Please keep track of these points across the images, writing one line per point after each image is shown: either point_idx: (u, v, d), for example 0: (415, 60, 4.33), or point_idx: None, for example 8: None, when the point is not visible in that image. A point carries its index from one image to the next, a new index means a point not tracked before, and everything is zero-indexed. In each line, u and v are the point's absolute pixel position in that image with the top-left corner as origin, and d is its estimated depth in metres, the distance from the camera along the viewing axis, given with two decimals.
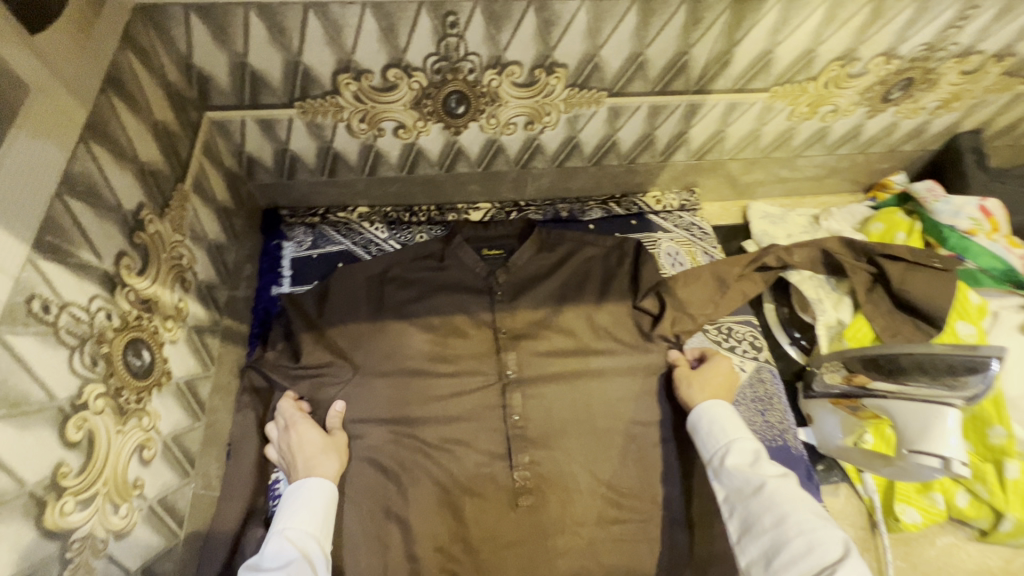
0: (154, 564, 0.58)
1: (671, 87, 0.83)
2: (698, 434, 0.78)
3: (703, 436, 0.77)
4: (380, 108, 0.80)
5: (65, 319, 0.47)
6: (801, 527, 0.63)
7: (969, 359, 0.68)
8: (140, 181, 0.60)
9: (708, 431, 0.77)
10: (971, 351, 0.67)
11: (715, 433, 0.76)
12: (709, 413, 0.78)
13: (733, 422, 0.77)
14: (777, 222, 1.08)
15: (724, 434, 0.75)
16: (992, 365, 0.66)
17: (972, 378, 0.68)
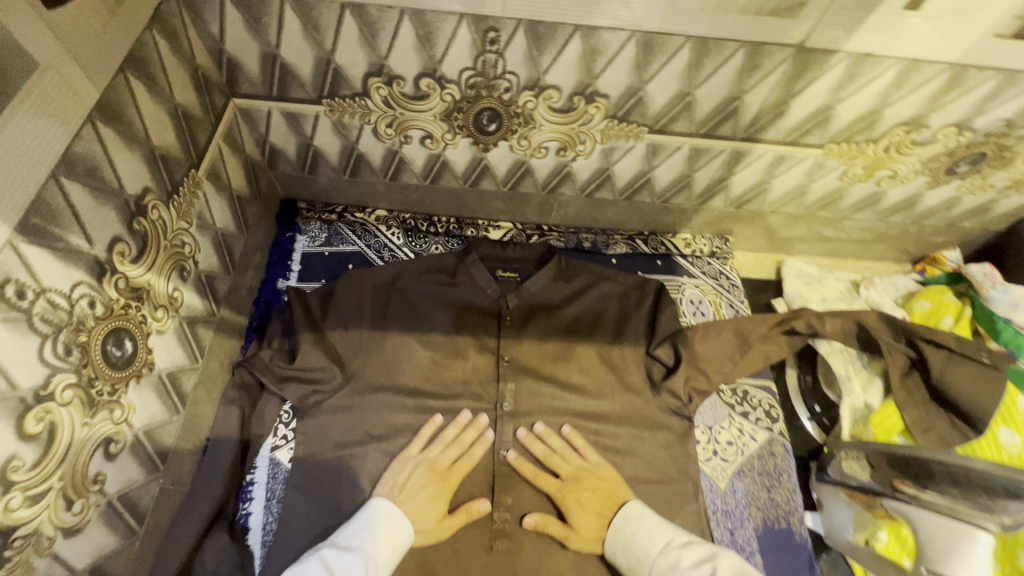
0: (105, 563, 0.56)
1: (717, 131, 0.78)
2: (624, 567, 0.72)
3: (630, 569, 0.71)
4: (408, 116, 0.77)
5: (42, 306, 0.45)
6: None
7: (1008, 482, 0.61)
8: (148, 166, 0.58)
9: (632, 559, 0.71)
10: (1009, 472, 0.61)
11: (637, 556, 0.71)
12: (620, 533, 0.73)
13: (646, 533, 0.72)
14: (812, 283, 1.01)
15: (643, 553, 0.70)
16: None
17: (1012, 504, 0.61)
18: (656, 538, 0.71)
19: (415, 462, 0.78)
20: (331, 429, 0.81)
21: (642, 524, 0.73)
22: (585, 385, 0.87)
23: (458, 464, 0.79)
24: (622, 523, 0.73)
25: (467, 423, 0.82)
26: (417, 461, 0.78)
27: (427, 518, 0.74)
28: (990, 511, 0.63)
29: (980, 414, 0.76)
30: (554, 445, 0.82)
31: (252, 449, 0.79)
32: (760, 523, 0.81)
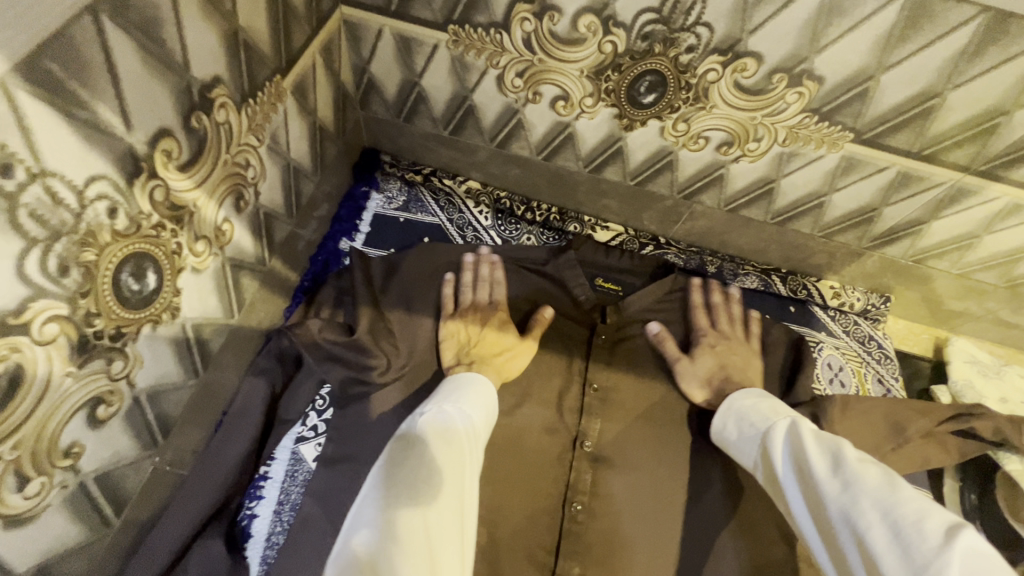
0: (58, 565, 0.41)
1: (947, 155, 0.58)
2: (731, 438, 0.58)
3: (739, 442, 0.57)
4: (547, 65, 0.61)
5: (35, 196, 0.31)
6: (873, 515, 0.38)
7: None
8: (226, 49, 0.43)
9: (742, 428, 0.56)
10: None
11: (749, 427, 0.55)
12: (737, 406, 0.58)
13: (768, 406, 0.56)
14: (988, 375, 0.80)
15: (759, 423, 0.55)
16: None
17: None
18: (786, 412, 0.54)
19: (456, 318, 0.71)
20: (369, 432, 0.64)
21: (769, 405, 0.57)
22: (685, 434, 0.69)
23: (495, 297, 0.73)
24: (746, 394, 0.60)
25: (477, 257, 0.75)
26: (460, 316, 0.71)
27: (508, 349, 0.70)
28: None
29: None
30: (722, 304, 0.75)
31: (276, 436, 0.63)
32: None
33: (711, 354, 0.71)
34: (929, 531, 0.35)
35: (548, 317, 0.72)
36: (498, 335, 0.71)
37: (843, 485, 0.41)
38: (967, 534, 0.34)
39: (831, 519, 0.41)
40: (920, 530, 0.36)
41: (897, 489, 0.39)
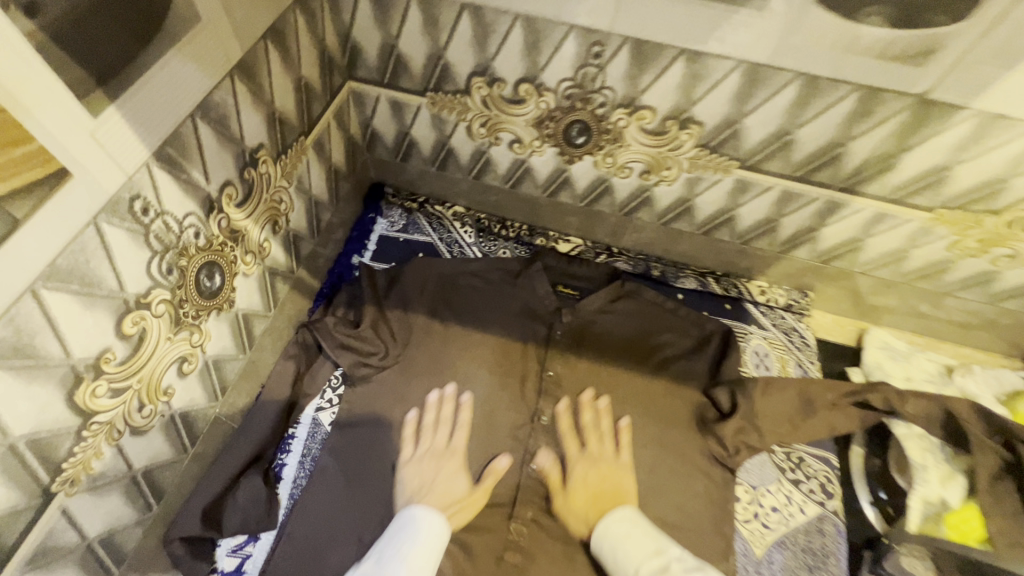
0: (156, 473, 0.61)
1: (814, 176, 0.74)
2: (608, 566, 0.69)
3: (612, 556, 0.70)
4: (502, 118, 0.80)
5: (159, 225, 0.51)
6: None
7: None
8: (266, 124, 0.64)
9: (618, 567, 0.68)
10: None
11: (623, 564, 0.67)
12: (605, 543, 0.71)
13: (637, 542, 0.69)
14: (898, 359, 0.92)
15: (634, 547, 0.69)
16: None
17: None
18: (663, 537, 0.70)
19: (413, 459, 0.78)
20: (374, 403, 0.83)
21: (641, 526, 0.71)
22: (630, 396, 0.87)
23: (454, 441, 0.81)
24: (620, 516, 0.73)
25: (443, 397, 0.84)
26: (416, 457, 0.78)
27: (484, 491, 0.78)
28: None
29: None
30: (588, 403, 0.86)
31: (299, 406, 0.82)
32: None
33: (590, 485, 0.78)
34: None
35: (501, 470, 0.79)
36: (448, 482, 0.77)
37: None
38: None
39: None
40: None
41: None
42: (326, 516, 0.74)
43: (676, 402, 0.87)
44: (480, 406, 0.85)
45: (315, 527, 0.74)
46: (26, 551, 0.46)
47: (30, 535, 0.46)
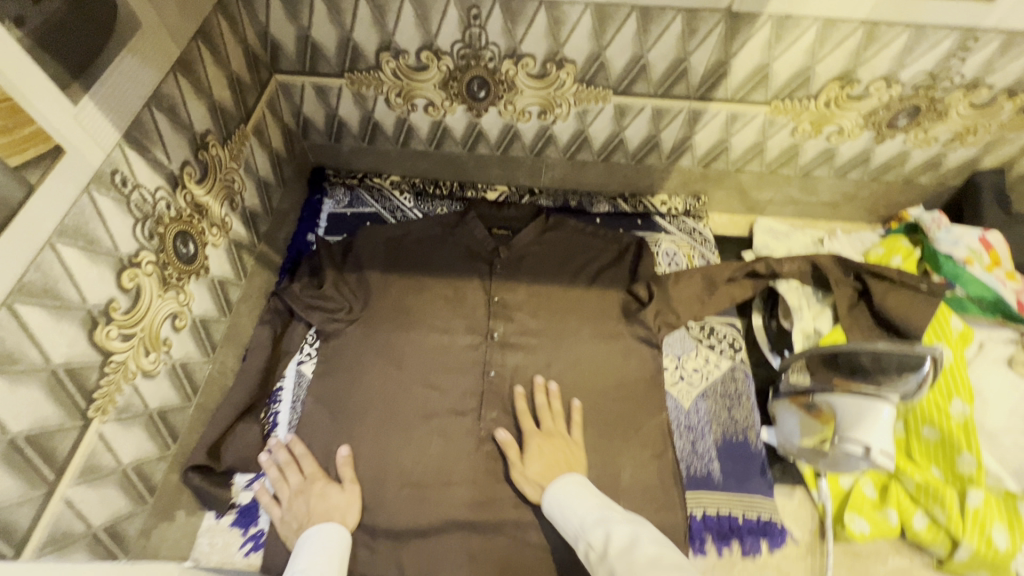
0: (169, 415, 0.72)
1: (673, 91, 0.91)
2: (556, 515, 0.76)
3: (563, 518, 0.75)
4: (413, 85, 0.93)
5: (137, 197, 0.63)
6: (649, 553, 0.64)
7: (907, 357, 0.72)
8: (210, 113, 0.76)
9: (568, 513, 0.74)
10: (910, 350, 0.71)
11: (571, 512, 0.74)
12: (559, 491, 0.77)
13: (585, 496, 0.76)
14: (780, 237, 1.11)
15: (576, 505, 0.74)
16: (926, 364, 0.71)
17: (910, 378, 0.72)
18: (595, 502, 0.75)
19: (287, 509, 0.79)
20: (348, 349, 0.96)
21: (578, 487, 0.77)
22: (566, 305, 1.03)
23: (307, 470, 0.83)
24: (570, 479, 0.79)
25: (275, 446, 0.85)
26: (287, 506, 0.80)
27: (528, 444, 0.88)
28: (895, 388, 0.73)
29: (913, 330, 0.85)
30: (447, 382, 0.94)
31: (283, 361, 0.94)
32: (719, 435, 0.90)
33: (539, 452, 0.84)
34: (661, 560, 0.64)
35: (344, 456, 0.84)
36: (323, 502, 0.80)
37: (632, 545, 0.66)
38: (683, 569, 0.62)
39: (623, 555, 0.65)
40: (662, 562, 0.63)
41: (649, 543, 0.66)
42: (324, 444, 0.88)
43: (603, 303, 1.02)
44: (318, 429, 0.89)
45: (317, 454, 0.87)
46: (79, 464, 0.57)
47: (79, 451, 0.57)
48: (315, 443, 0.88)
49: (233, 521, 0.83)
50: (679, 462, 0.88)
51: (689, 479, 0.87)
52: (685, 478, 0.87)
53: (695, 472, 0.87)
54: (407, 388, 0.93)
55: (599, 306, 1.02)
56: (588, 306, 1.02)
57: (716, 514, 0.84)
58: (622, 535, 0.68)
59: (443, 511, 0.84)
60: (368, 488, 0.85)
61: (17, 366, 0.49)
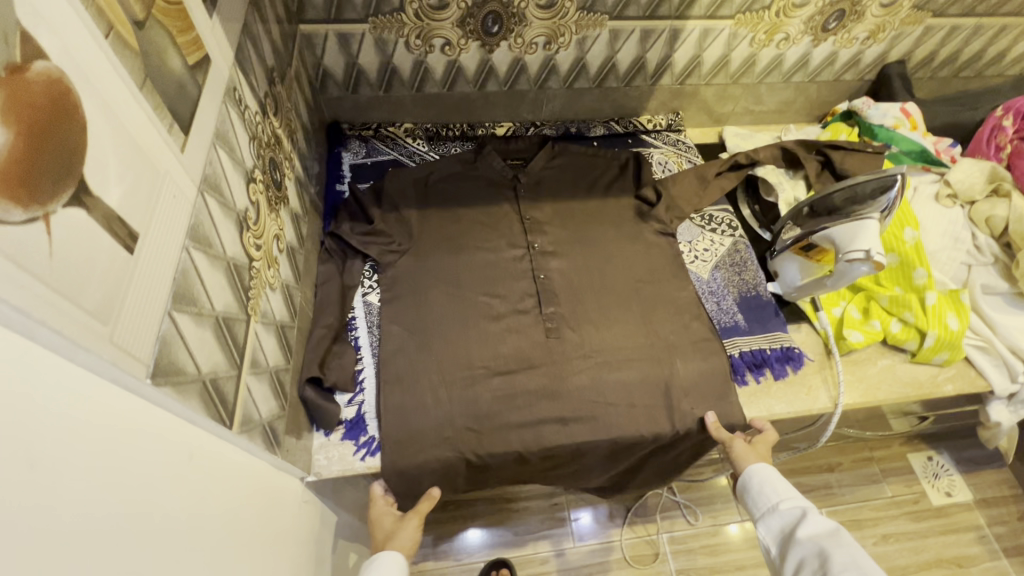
0: (285, 330, 0.77)
1: (658, 12, 1.07)
2: (750, 494, 0.85)
3: (757, 502, 0.84)
4: (433, 25, 1.02)
5: (248, 116, 0.68)
6: (825, 530, 0.73)
7: (881, 180, 0.89)
8: (272, 51, 0.81)
9: (761, 496, 0.84)
10: (882, 174, 0.89)
11: (767, 493, 0.83)
12: (759, 474, 0.85)
13: (783, 484, 0.83)
14: (746, 138, 1.32)
15: (772, 494, 0.82)
16: (897, 181, 0.88)
17: (884, 196, 0.89)
18: (789, 496, 0.81)
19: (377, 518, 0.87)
20: (406, 275, 1.03)
21: (777, 478, 0.84)
22: (589, 214, 1.16)
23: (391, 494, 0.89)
24: (765, 467, 0.86)
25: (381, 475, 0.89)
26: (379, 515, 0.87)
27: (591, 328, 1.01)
28: (875, 207, 0.90)
29: None
30: (506, 289, 1.04)
31: (350, 294, 0.99)
32: (736, 294, 1.09)
33: (757, 452, 0.89)
34: (816, 515, 0.77)
35: (437, 496, 0.88)
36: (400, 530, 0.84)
37: (813, 527, 0.75)
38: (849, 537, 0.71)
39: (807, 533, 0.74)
40: (830, 527, 0.74)
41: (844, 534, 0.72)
42: (408, 355, 0.95)
43: (619, 207, 1.17)
44: (399, 345, 0.95)
45: (404, 363, 0.94)
46: (250, 354, 0.62)
47: (248, 343, 0.62)
48: (401, 357, 0.95)
49: (343, 435, 0.89)
50: (711, 318, 1.05)
51: (722, 330, 1.04)
52: (718, 329, 1.04)
53: (725, 324, 1.05)
54: (470, 299, 1.02)
55: (616, 210, 1.17)
56: (607, 211, 1.16)
57: (750, 350, 1.02)
58: (816, 560, 0.70)
59: (530, 393, 0.94)
60: (458, 383, 0.93)
61: (213, 251, 0.54)
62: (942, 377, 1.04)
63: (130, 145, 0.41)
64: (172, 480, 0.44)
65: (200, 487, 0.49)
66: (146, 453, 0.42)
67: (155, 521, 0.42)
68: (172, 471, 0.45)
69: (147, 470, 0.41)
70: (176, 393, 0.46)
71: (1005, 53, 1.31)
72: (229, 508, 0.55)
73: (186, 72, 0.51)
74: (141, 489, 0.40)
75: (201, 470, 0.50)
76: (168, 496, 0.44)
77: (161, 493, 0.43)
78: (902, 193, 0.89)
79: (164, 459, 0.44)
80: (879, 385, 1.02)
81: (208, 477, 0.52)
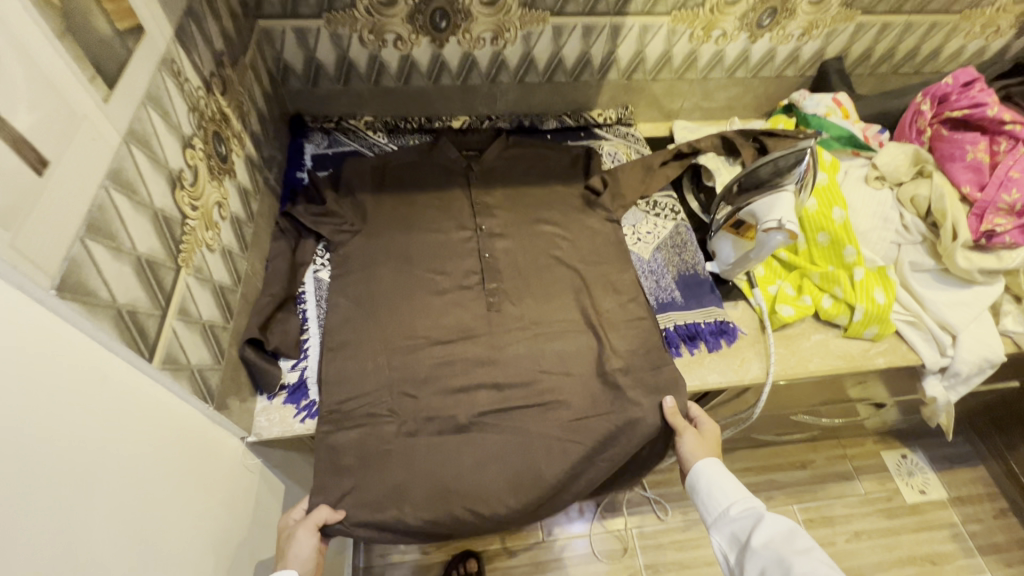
0: (225, 292, 0.82)
1: (597, 9, 1.14)
2: (700, 496, 0.87)
3: (708, 505, 0.85)
4: (384, 21, 1.10)
5: (189, 89, 0.74)
6: (779, 531, 0.75)
7: (795, 154, 0.94)
8: (222, 38, 0.88)
9: (711, 499, 0.85)
10: (795, 148, 0.94)
11: (716, 496, 0.84)
12: (706, 474, 0.86)
13: (731, 484, 0.84)
14: (694, 131, 1.38)
15: (723, 496, 0.84)
16: (807, 154, 0.93)
17: (796, 170, 0.95)
18: (739, 496, 0.83)
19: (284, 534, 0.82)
20: (357, 253, 1.07)
21: (725, 474, 0.86)
22: (537, 199, 1.21)
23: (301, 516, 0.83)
24: (712, 461, 0.88)
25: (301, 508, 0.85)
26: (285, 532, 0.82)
27: (532, 303, 1.06)
28: (789, 181, 0.95)
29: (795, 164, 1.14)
30: (452, 267, 1.09)
31: (301, 270, 1.05)
32: (675, 273, 1.13)
33: (705, 444, 0.91)
34: (768, 515, 0.79)
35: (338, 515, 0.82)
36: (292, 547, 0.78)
37: (766, 529, 0.77)
38: (804, 536, 0.73)
39: (761, 537, 0.76)
40: (783, 527, 0.76)
41: (799, 534, 0.74)
42: (353, 325, 0.99)
43: (566, 193, 1.22)
44: (346, 316, 1.00)
45: (348, 333, 0.98)
46: (178, 302, 0.67)
47: (176, 292, 0.67)
48: (346, 327, 0.99)
49: (285, 399, 0.93)
50: (649, 295, 1.10)
51: (659, 306, 1.08)
52: (655, 305, 1.08)
53: (662, 300, 1.09)
54: (417, 275, 1.07)
55: (564, 195, 1.22)
56: (555, 196, 1.21)
57: (684, 324, 1.06)
58: (776, 568, 0.71)
59: (469, 362, 0.97)
60: (400, 352, 0.97)
61: (138, 198, 0.60)
62: (874, 350, 1.07)
63: (41, 82, 0.46)
64: (76, 390, 0.49)
65: (112, 407, 0.54)
66: (49, 360, 0.46)
67: (55, 423, 0.46)
68: (78, 383, 0.49)
69: (49, 375, 0.46)
70: (84, 313, 0.50)
71: (940, 50, 1.38)
72: (145, 437, 0.59)
73: (113, 35, 0.57)
74: (42, 387, 0.45)
75: (114, 394, 0.54)
76: (74, 404, 0.48)
77: (66, 398, 0.47)
78: (813, 166, 0.94)
79: (69, 370, 0.48)
80: (811, 358, 1.06)
81: (122, 403, 0.56)
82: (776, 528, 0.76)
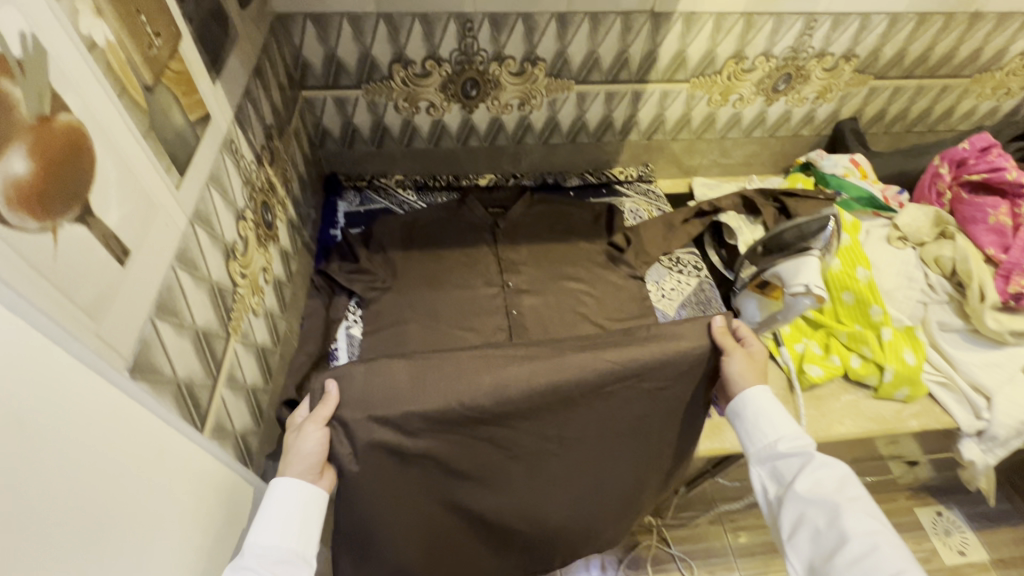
0: (267, 354, 0.85)
1: (619, 77, 1.20)
2: (741, 425, 0.76)
3: (747, 432, 0.76)
4: (418, 90, 1.17)
5: (244, 165, 0.80)
6: (833, 480, 0.69)
7: (819, 221, 0.97)
8: (272, 112, 0.94)
9: (755, 432, 0.75)
10: (820, 215, 0.97)
11: (762, 430, 0.74)
12: (754, 403, 0.74)
13: (782, 419, 0.74)
14: (714, 188, 1.41)
15: (769, 429, 0.74)
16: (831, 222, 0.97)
17: (820, 236, 0.97)
18: (789, 431, 0.73)
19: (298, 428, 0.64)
20: (388, 309, 1.10)
21: (775, 406, 0.74)
22: (562, 256, 1.23)
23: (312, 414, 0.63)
24: (762, 393, 0.74)
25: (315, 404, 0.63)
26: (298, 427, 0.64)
27: None
28: (813, 246, 0.98)
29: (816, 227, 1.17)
30: (480, 324, 1.11)
31: (334, 326, 1.07)
32: None
33: (753, 366, 0.74)
34: (820, 458, 0.71)
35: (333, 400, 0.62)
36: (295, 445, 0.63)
37: (817, 473, 0.70)
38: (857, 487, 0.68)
39: (811, 482, 0.69)
40: (836, 472, 0.69)
41: (852, 484, 0.68)
42: None
43: (591, 249, 1.24)
44: None
45: None
46: (228, 369, 0.70)
47: (226, 360, 0.70)
48: None
49: None
50: None
51: None
52: None
53: None
54: (446, 331, 1.09)
55: (589, 252, 1.24)
56: (580, 253, 1.24)
57: None
58: (823, 514, 0.67)
59: None
60: None
61: (199, 273, 0.63)
62: (907, 412, 1.05)
63: (129, 177, 0.51)
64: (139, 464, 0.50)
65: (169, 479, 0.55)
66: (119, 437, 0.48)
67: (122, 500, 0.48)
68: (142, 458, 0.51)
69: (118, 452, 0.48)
70: (150, 389, 0.53)
71: (952, 111, 1.42)
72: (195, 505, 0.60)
73: (186, 124, 0.62)
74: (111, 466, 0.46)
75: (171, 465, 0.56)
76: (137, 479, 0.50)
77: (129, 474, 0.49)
78: (836, 233, 0.97)
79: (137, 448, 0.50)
80: (841, 419, 1.04)
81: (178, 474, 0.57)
82: (828, 471, 0.69)
